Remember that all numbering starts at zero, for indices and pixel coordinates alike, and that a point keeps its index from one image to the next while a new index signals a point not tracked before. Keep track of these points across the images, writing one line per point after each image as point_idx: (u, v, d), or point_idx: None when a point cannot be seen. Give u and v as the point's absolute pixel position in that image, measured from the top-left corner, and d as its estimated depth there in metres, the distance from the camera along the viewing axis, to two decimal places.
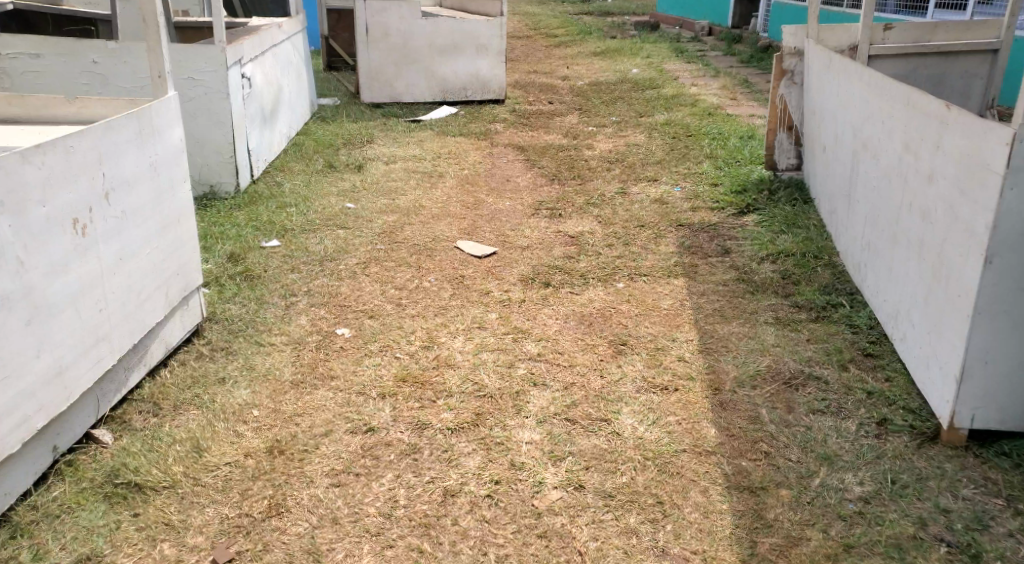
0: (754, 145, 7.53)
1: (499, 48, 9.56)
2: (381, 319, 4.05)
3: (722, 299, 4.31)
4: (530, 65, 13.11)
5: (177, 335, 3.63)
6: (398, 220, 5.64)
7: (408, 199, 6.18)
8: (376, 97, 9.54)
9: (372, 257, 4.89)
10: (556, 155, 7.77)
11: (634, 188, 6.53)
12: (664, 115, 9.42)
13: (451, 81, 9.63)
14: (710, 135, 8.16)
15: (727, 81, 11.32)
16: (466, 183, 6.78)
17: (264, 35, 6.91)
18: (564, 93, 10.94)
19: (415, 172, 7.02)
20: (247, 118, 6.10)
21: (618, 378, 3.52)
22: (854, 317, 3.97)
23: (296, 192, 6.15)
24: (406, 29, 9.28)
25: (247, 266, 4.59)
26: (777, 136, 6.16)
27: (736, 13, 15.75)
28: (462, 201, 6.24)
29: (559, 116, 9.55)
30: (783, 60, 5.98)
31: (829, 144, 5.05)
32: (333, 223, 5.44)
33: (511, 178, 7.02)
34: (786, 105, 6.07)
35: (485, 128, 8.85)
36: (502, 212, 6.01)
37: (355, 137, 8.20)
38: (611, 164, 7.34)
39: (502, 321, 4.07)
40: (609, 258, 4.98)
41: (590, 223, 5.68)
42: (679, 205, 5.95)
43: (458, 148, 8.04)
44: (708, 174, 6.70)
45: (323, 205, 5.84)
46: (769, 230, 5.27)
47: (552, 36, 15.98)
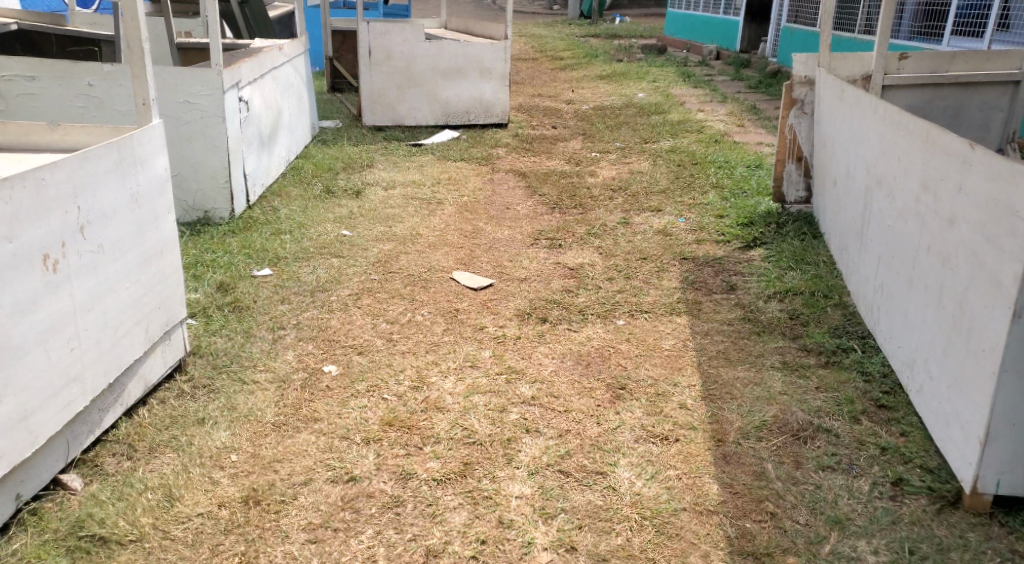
0: (761, 174, 7.37)
1: (503, 72, 9.44)
2: (371, 354, 3.85)
3: (727, 341, 4.14)
4: (535, 89, 13.01)
5: (158, 372, 3.37)
6: (394, 248, 5.48)
7: (405, 227, 6.03)
8: (378, 120, 9.42)
9: (365, 288, 4.69)
10: (558, 181, 7.62)
11: (637, 218, 6.37)
12: (670, 142, 9.28)
13: (454, 105, 9.51)
14: (716, 163, 8.00)
15: (734, 107, 11.18)
16: (465, 211, 6.63)
17: (264, 57, 6.80)
18: (569, 117, 10.81)
19: (414, 198, 6.87)
20: (243, 142, 5.96)
21: (615, 425, 3.34)
22: (866, 363, 3.80)
23: (290, 217, 5.99)
24: (409, 52, 9.17)
25: (235, 295, 4.39)
26: (787, 167, 6.01)
27: (744, 38, 15.63)
28: (461, 229, 6.08)
29: (562, 141, 9.41)
30: (793, 90, 5.84)
31: (841, 178, 4.90)
32: (326, 250, 5.27)
33: (511, 206, 6.86)
34: (795, 135, 5.92)
35: (487, 152, 8.71)
36: (501, 241, 5.85)
37: (355, 161, 8.05)
38: (614, 191, 7.19)
39: (497, 360, 3.88)
40: (610, 293, 4.81)
41: (591, 255, 5.52)
42: (683, 237, 5.79)
43: (458, 173, 7.90)
44: (715, 205, 6.53)
45: (317, 231, 5.69)
46: (776, 266, 5.09)
47: (557, 58, 15.88)
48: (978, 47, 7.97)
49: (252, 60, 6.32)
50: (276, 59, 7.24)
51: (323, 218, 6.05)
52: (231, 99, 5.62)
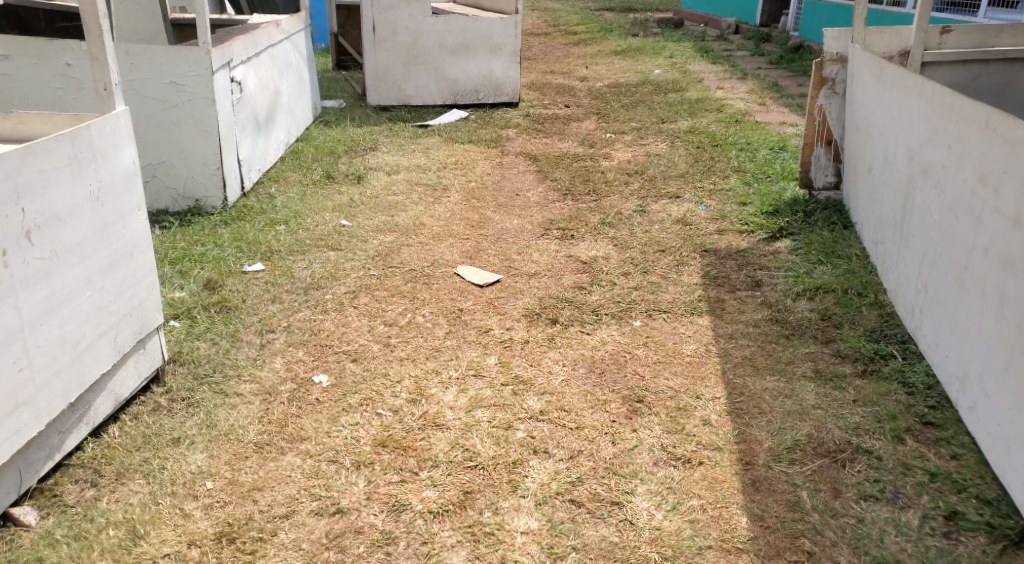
0: (785, 158, 7.01)
1: (513, 48, 9.09)
2: (366, 362, 3.56)
3: (753, 346, 3.81)
4: (547, 65, 12.62)
5: (132, 385, 3.07)
6: (396, 240, 5.19)
7: (408, 216, 5.73)
8: (383, 99, 9.09)
9: (363, 285, 4.40)
10: (571, 165, 7.29)
11: (654, 206, 6.04)
12: (688, 122, 8.91)
13: (462, 83, 9.15)
14: (736, 145, 7.64)
15: (754, 84, 10.77)
16: (473, 198, 6.32)
17: (260, 35, 6.46)
18: (582, 95, 10.44)
19: (419, 184, 6.56)
20: (236, 124, 5.65)
21: (632, 445, 3.05)
22: (908, 373, 3.47)
23: (288, 206, 5.71)
24: (415, 28, 8.81)
25: (222, 295, 4.11)
26: (815, 151, 5.62)
27: (764, 11, 15.13)
28: (468, 218, 5.77)
29: (575, 121, 9.06)
30: (824, 68, 5.42)
31: (877, 165, 4.54)
32: (325, 244, 4.99)
33: (521, 192, 6.55)
34: (825, 117, 5.53)
35: (496, 134, 8.39)
36: (509, 232, 5.54)
37: (358, 144, 7.72)
38: (630, 177, 6.85)
39: (502, 368, 3.56)
40: (626, 290, 4.49)
41: (606, 247, 5.20)
42: (704, 227, 5.46)
43: (466, 157, 7.58)
44: (736, 191, 6.18)
45: (317, 222, 5.41)
46: (805, 261, 4.75)
47: (571, 33, 15.45)
48: (1017, 19, 7.62)
49: (245, 38, 5.97)
50: (273, 36, 6.90)
51: (321, 207, 5.76)
52: (221, 79, 5.30)
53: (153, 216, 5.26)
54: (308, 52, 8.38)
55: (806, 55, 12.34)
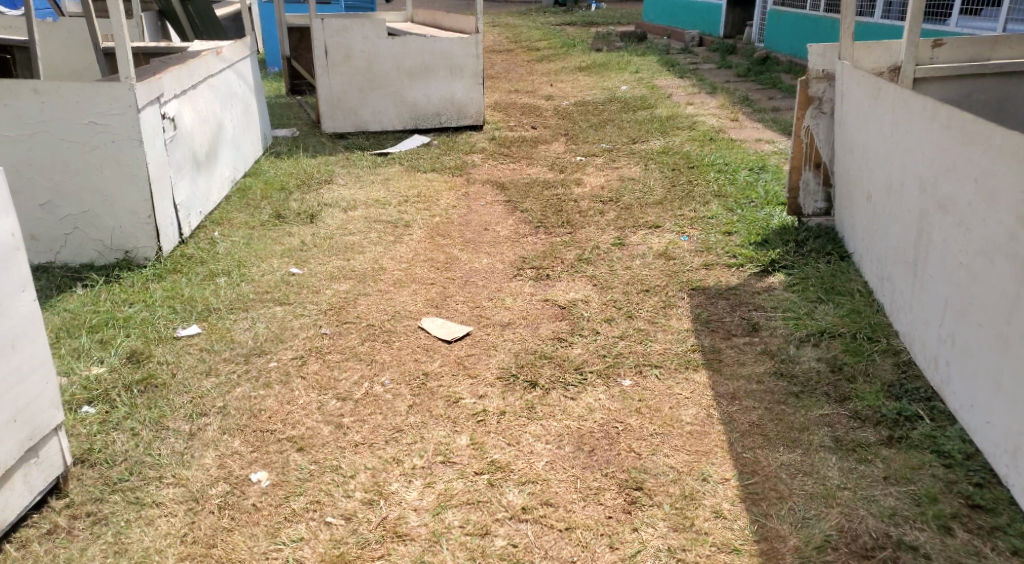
0: (768, 179, 6.57)
1: (475, 69, 8.60)
2: (313, 451, 3.06)
3: (761, 409, 3.23)
4: (512, 84, 12.16)
5: (18, 507, 2.66)
6: (352, 288, 4.65)
7: (365, 258, 5.20)
8: (339, 126, 8.57)
9: (313, 348, 3.86)
10: (543, 193, 6.81)
11: (634, 238, 5.57)
12: (660, 141, 8.49)
13: (423, 106, 8.65)
14: (714, 166, 7.20)
15: (725, 99, 10.38)
16: (436, 234, 5.82)
17: (196, 65, 5.93)
18: (549, 116, 9.98)
19: (377, 221, 6.03)
20: (170, 165, 5.12)
21: (634, 551, 2.61)
22: (940, 440, 2.94)
23: (233, 252, 5.17)
24: (371, 50, 8.31)
25: (148, 371, 3.57)
26: (803, 175, 5.16)
27: (728, 23, 14.79)
28: (433, 258, 5.26)
29: (544, 144, 8.59)
30: (810, 86, 5.00)
31: (878, 194, 4.08)
32: (273, 296, 4.45)
33: (490, 226, 6.06)
34: (813, 139, 5.07)
35: (460, 160, 7.90)
36: (479, 273, 5.05)
37: (313, 177, 7.19)
38: (606, 206, 6.38)
39: (476, 450, 3.04)
40: (611, 339, 3.99)
41: (584, 289, 4.71)
42: (690, 261, 4.98)
43: (429, 188, 7.05)
44: (720, 219, 5.71)
45: (262, 269, 4.87)
46: (803, 300, 4.21)
47: (533, 50, 15.02)
48: (991, 28, 7.26)
49: (179, 70, 5.46)
50: (213, 65, 6.37)
51: (268, 253, 5.21)
52: (149, 116, 4.77)
53: (75, 272, 4.69)
54: (257, 79, 7.86)
55: (776, 67, 11.99)
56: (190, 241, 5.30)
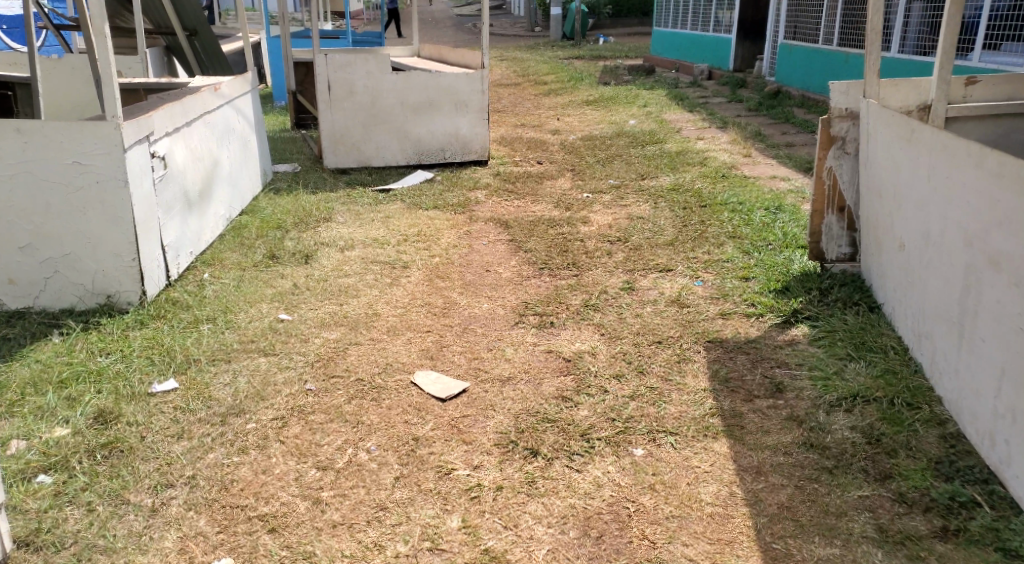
0: (785, 220, 6.24)
1: (480, 104, 8.35)
2: (286, 533, 2.79)
3: (794, 494, 2.92)
4: (518, 117, 11.90)
5: None
6: (342, 337, 4.31)
7: (358, 303, 4.87)
8: (342, 161, 8.26)
9: (294, 407, 3.48)
10: (548, 232, 6.49)
11: (644, 282, 5.24)
12: (670, 178, 8.18)
13: (427, 141, 8.36)
14: (727, 206, 6.88)
15: (736, 133, 10.09)
16: (435, 276, 5.50)
17: (191, 102, 5.65)
18: (555, 150, 9.69)
19: (374, 262, 5.72)
20: (159, 205, 4.81)
21: None
22: (1005, 534, 2.72)
23: (221, 295, 4.87)
24: (375, 85, 8.04)
25: (115, 433, 3.21)
26: (825, 219, 4.83)
27: (737, 56, 14.55)
28: (431, 303, 4.93)
29: (550, 179, 8.29)
30: (832, 125, 4.68)
31: (911, 243, 3.79)
32: (257, 345, 4.11)
33: (491, 267, 5.74)
34: (835, 181, 4.75)
35: (464, 197, 7.58)
36: (480, 319, 4.72)
37: (311, 214, 6.90)
38: (614, 247, 6.05)
39: (468, 536, 2.78)
40: (621, 399, 3.65)
41: (591, 339, 4.37)
42: (706, 309, 4.65)
43: (429, 226, 6.74)
44: (736, 263, 5.38)
45: (248, 315, 4.55)
46: (830, 358, 3.89)
47: (540, 82, 14.80)
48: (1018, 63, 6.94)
49: (171, 107, 5.17)
50: (211, 101, 6.10)
51: (256, 297, 4.89)
52: (137, 155, 4.48)
53: (52, 319, 4.34)
54: (257, 114, 7.60)
55: (787, 101, 11.72)
56: (176, 283, 4.97)
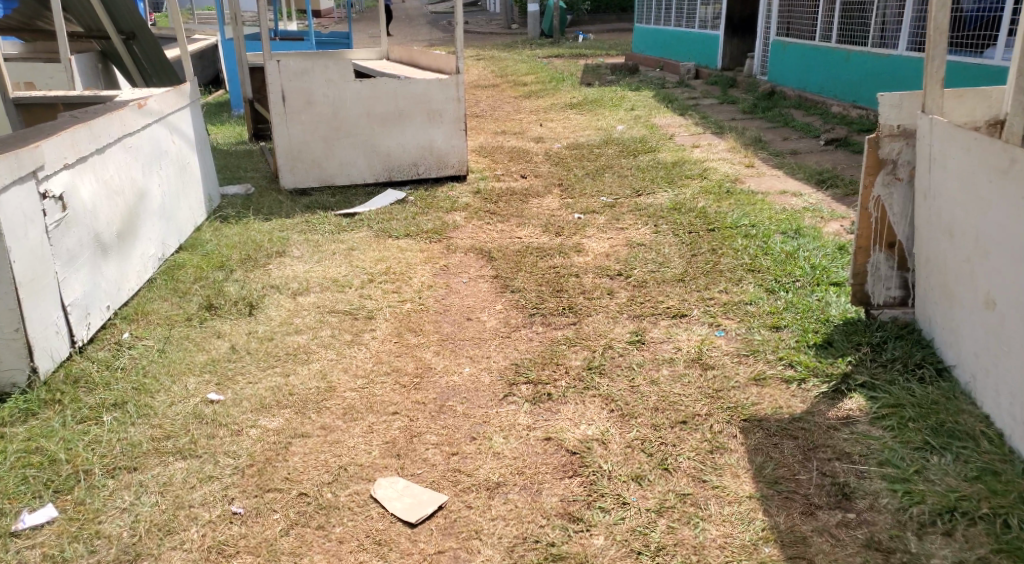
0: (809, 247, 5.43)
1: (457, 114, 7.52)
2: None
3: None
4: (499, 124, 11.03)
5: None
6: (284, 427, 3.67)
7: (308, 373, 4.19)
8: (301, 180, 7.38)
9: (211, 546, 3.02)
10: (538, 265, 5.66)
11: (656, 332, 4.50)
12: (669, 193, 7.38)
13: (397, 156, 7.50)
14: (738, 229, 6.07)
15: (735, 139, 9.31)
16: (405, 330, 4.70)
17: (101, 125, 4.87)
18: (540, 161, 8.86)
19: (332, 312, 4.94)
20: (56, 256, 4.24)
21: None
22: None
23: (139, 384, 4.10)
24: (336, 96, 7.18)
25: None
26: (872, 257, 4.01)
27: (726, 53, 13.72)
28: (396, 378, 4.11)
29: (536, 197, 7.45)
30: (880, 146, 3.87)
31: (1007, 299, 3.08)
32: (173, 445, 3.53)
33: (473, 314, 4.92)
34: (885, 213, 3.93)
35: (439, 221, 6.74)
36: (455, 394, 3.94)
37: (262, 247, 6.09)
38: (615, 284, 5.26)
39: None
40: (646, 516, 2.99)
41: (598, 420, 3.63)
42: (736, 373, 3.87)
43: (400, 259, 5.89)
44: (761, 308, 4.64)
45: (166, 398, 3.97)
46: (904, 448, 3.14)
47: (520, 84, 13.95)
48: None
49: (67, 134, 4.47)
50: (132, 121, 5.31)
51: (182, 389, 4.06)
52: (18, 199, 3.98)
53: None
54: (201, 131, 6.75)
55: (784, 102, 10.93)
56: (88, 370, 4.19)
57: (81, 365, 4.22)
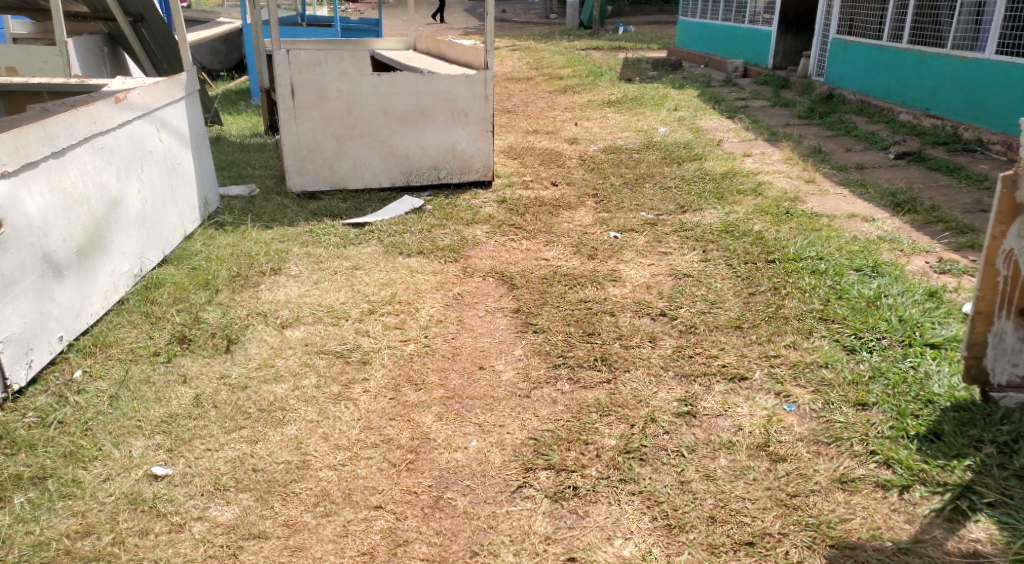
0: (893, 290, 4.57)
1: (484, 114, 6.70)
2: None
3: None
4: (531, 122, 10.17)
5: None
6: (237, 522, 3.03)
7: (280, 440, 3.39)
8: (310, 184, 6.58)
9: None
10: (566, 297, 4.82)
11: (709, 402, 3.71)
12: (719, 211, 6.51)
13: (416, 159, 6.69)
14: (803, 262, 5.21)
15: (791, 148, 8.40)
16: (405, 381, 3.88)
17: (60, 124, 4.05)
18: (573, 166, 7.99)
19: (320, 352, 4.10)
20: None
21: None
22: None
23: (70, 449, 3.32)
24: (351, 91, 6.39)
25: None
26: (995, 325, 3.39)
27: (778, 51, 12.74)
28: (386, 457, 3.32)
29: (567, 209, 6.60)
30: (1018, 188, 3.25)
31: None
32: (93, 546, 2.93)
33: (485, 361, 4.10)
34: (1017, 271, 3.32)
35: (458, 235, 5.92)
36: (454, 482, 3.21)
37: (255, 263, 5.28)
38: (657, 328, 4.41)
39: None
40: None
41: (616, 529, 3.02)
42: (813, 471, 3.25)
43: (408, 282, 5.08)
44: (841, 375, 3.83)
45: (101, 470, 3.23)
46: None
47: (555, 78, 13.08)
48: None
49: (10, 138, 3.69)
50: (105, 118, 4.50)
51: (126, 457, 3.30)
52: None
53: None
54: (199, 127, 5.95)
55: (843, 107, 10.00)
56: (14, 427, 3.41)
57: (6, 420, 3.43)
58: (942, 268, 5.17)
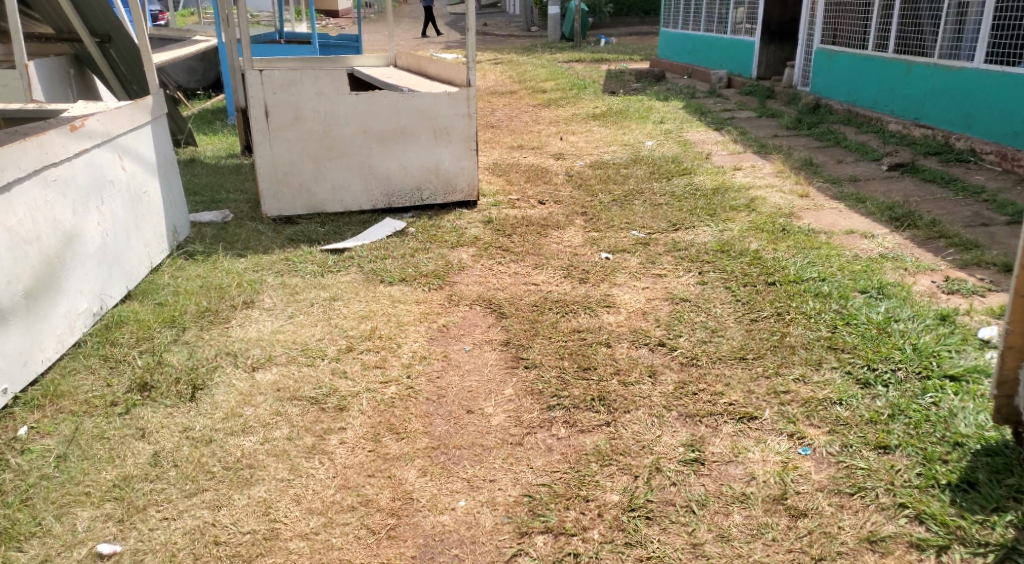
0: (904, 314, 4.28)
1: (468, 131, 6.39)
2: None
3: None
4: (514, 137, 9.87)
5: None
6: None
7: (245, 505, 3.16)
8: (286, 208, 6.24)
9: None
10: (558, 326, 4.50)
11: (718, 447, 3.40)
12: (714, 228, 6.22)
13: (398, 180, 6.38)
14: (805, 284, 4.91)
15: (782, 161, 8.15)
16: (385, 429, 3.55)
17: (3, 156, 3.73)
18: (560, 183, 7.69)
19: (293, 399, 3.76)
20: None
21: None
22: None
23: (4, 526, 3.06)
24: (328, 110, 6.07)
25: None
26: None
27: (762, 61, 12.50)
28: (364, 523, 3.09)
29: (556, 228, 6.29)
30: None
31: None
32: None
33: (472, 403, 3.77)
34: None
35: (443, 260, 5.61)
36: (442, 552, 2.99)
37: (226, 295, 4.93)
38: (656, 361, 4.09)
39: None
40: None
41: None
42: (838, 529, 2.99)
43: (389, 313, 4.76)
44: (858, 413, 3.52)
45: (40, 550, 2.99)
46: None
47: (538, 91, 12.80)
48: None
49: None
50: (59, 146, 4.17)
51: (69, 532, 3.05)
52: None
53: None
54: (167, 152, 5.62)
55: (831, 118, 9.76)
56: None
57: None
58: (951, 288, 4.90)
